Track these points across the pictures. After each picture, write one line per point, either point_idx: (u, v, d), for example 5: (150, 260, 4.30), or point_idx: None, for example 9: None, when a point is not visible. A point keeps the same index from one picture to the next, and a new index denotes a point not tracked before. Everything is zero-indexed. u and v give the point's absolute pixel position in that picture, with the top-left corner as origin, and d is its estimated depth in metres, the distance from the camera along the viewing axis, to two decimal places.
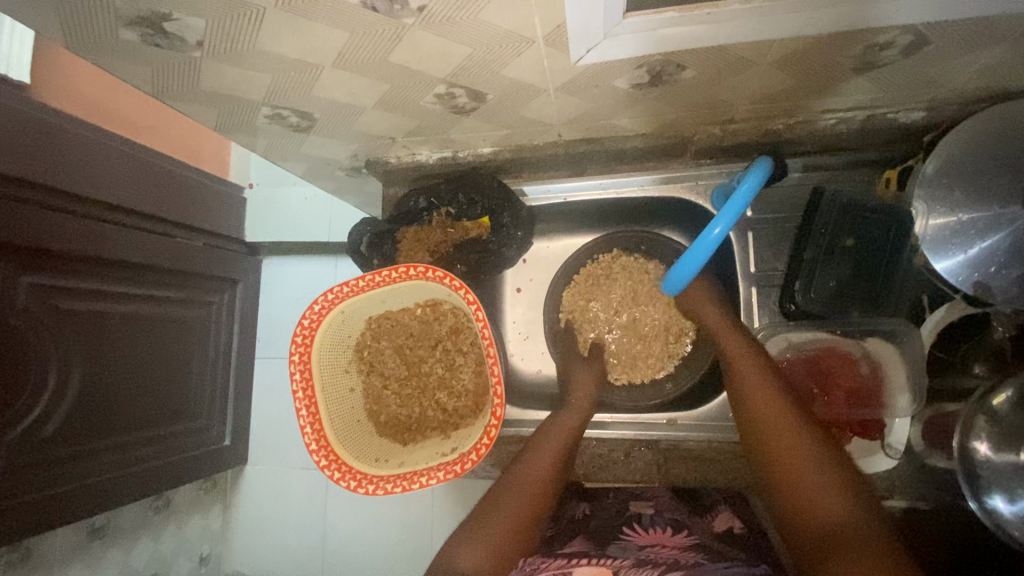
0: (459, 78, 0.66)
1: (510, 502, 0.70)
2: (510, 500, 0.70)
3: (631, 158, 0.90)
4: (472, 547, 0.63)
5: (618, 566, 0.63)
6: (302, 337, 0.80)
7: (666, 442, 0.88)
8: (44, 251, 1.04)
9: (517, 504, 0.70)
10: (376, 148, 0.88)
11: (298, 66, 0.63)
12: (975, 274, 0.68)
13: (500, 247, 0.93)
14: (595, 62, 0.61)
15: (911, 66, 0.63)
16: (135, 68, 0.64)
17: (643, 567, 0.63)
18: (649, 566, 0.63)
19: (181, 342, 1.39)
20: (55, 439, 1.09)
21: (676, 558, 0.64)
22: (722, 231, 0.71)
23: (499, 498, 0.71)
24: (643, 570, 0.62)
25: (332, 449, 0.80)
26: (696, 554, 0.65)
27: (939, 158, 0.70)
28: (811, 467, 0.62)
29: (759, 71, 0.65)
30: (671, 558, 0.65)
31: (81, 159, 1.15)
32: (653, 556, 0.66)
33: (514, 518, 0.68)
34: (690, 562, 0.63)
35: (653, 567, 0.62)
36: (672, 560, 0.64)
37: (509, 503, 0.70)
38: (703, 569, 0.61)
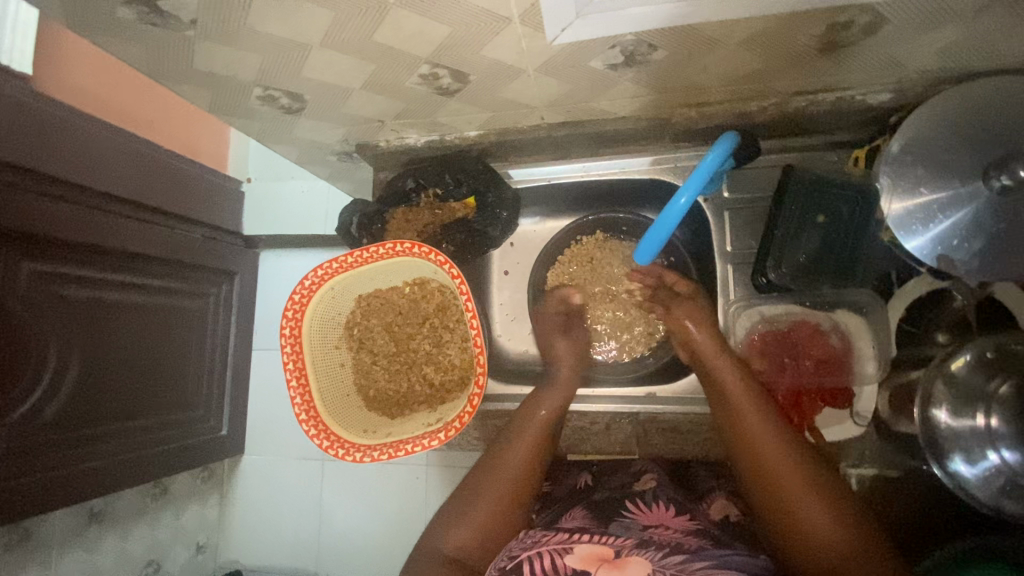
0: (441, 58, 0.69)
1: (493, 488, 0.75)
2: (494, 488, 0.75)
3: (613, 141, 0.93)
4: (459, 529, 0.72)
5: (620, 545, 0.63)
6: (292, 312, 0.83)
7: (645, 414, 0.90)
8: (44, 236, 1.07)
9: (498, 489, 0.75)
10: (366, 131, 0.91)
11: (287, 46, 0.66)
12: (938, 247, 0.72)
13: (484, 227, 0.95)
14: (569, 41, 0.64)
15: (873, 46, 0.66)
16: (133, 48, 0.67)
17: (646, 547, 0.63)
18: (652, 547, 0.63)
19: (179, 331, 1.42)
20: (56, 421, 1.12)
21: (680, 542, 0.65)
22: (688, 199, 0.74)
23: (478, 481, 0.76)
24: (645, 551, 0.62)
25: (321, 419, 0.83)
26: (699, 539, 0.66)
27: (904, 138, 0.73)
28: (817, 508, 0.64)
29: (727, 51, 0.68)
30: (675, 541, 0.65)
31: (82, 149, 1.18)
32: (657, 537, 0.67)
33: (497, 506, 0.74)
34: (693, 547, 0.64)
35: (655, 548, 0.63)
36: (677, 543, 0.65)
37: (491, 489, 0.75)
38: (705, 555, 0.61)
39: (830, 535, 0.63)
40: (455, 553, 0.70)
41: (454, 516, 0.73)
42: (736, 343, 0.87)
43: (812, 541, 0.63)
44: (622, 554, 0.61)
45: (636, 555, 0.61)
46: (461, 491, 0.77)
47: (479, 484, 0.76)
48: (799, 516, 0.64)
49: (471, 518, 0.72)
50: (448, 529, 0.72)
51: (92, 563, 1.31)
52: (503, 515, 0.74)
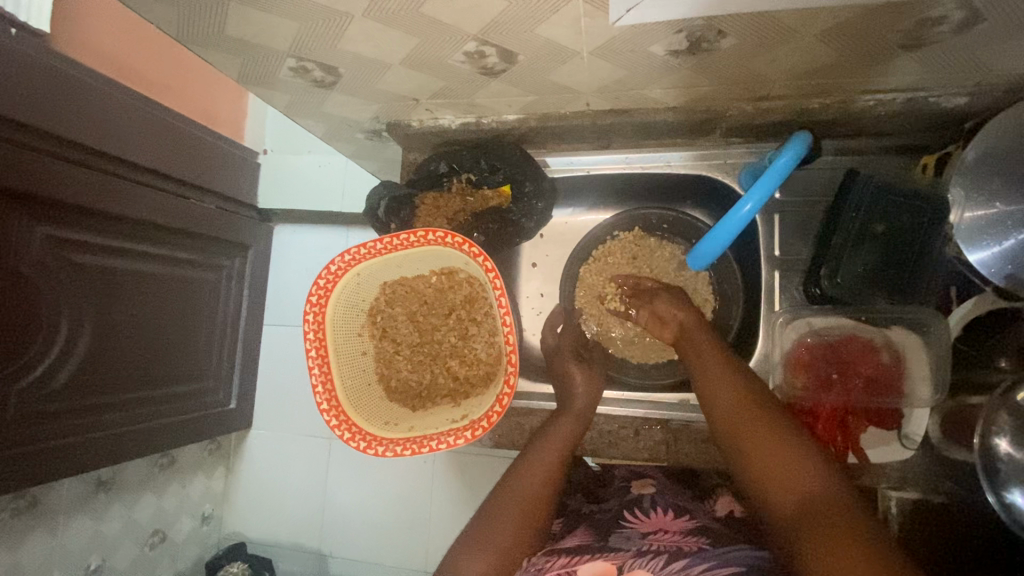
0: (491, 36, 0.64)
1: (508, 513, 0.67)
2: (511, 502, 0.68)
3: (659, 133, 0.88)
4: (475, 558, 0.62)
5: (622, 558, 0.60)
6: (316, 297, 0.80)
7: (678, 421, 0.87)
8: (56, 201, 1.03)
9: (516, 514, 0.67)
10: (400, 109, 0.87)
11: (326, 15, 0.62)
12: (1008, 266, 0.67)
13: (519, 217, 0.91)
14: (632, 23, 0.59)
15: (962, 45, 0.60)
16: (162, 9, 0.62)
17: (646, 557, 0.60)
18: (652, 556, 0.60)
19: (191, 303, 1.39)
20: (64, 390, 1.10)
21: (679, 545, 0.62)
22: (753, 207, 0.69)
23: (495, 502, 0.69)
24: (646, 561, 0.59)
25: (343, 410, 0.80)
26: (698, 539, 0.63)
27: (982, 147, 0.68)
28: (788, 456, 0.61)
29: (800, 42, 0.62)
30: (673, 546, 0.63)
31: (98, 113, 1.14)
32: (656, 544, 0.63)
33: (518, 528, 0.66)
34: (693, 549, 0.61)
35: (654, 557, 0.60)
36: (676, 548, 0.62)
37: (508, 513, 0.67)
38: (702, 557, 0.59)
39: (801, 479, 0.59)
40: None
41: (469, 542, 0.64)
42: (781, 354, 0.83)
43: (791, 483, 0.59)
44: (624, 570, 0.58)
45: (638, 568, 0.58)
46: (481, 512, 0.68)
47: (493, 510, 0.67)
48: (772, 467, 0.61)
49: (488, 547, 0.63)
50: (460, 556, 0.63)
51: (98, 531, 1.31)
52: (519, 539, 0.65)
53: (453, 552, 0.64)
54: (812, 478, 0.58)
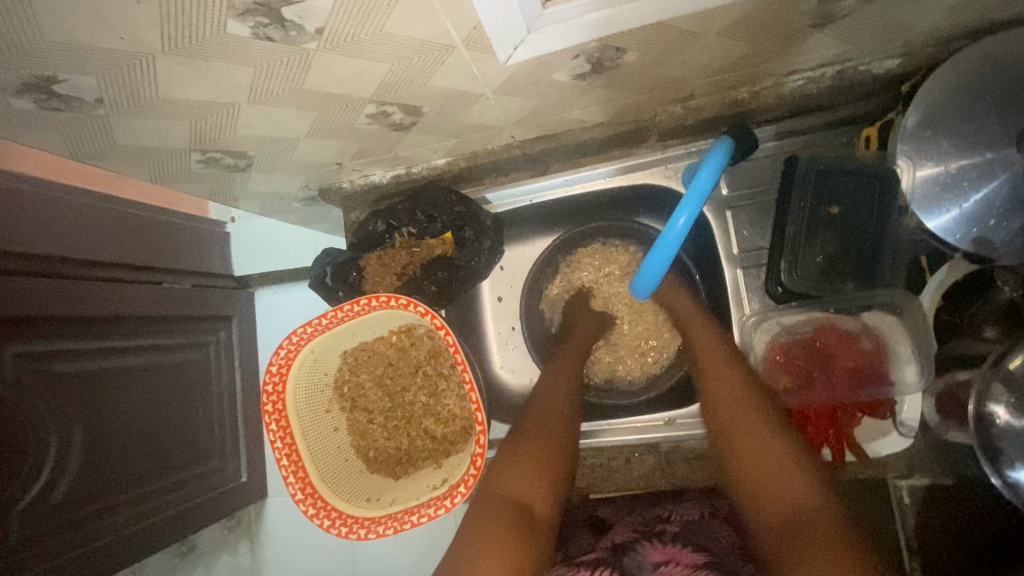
0: (387, 95, 0.61)
1: (542, 429, 0.71)
2: (543, 428, 0.71)
3: (592, 149, 0.85)
4: (522, 473, 0.65)
5: None
6: (272, 384, 0.76)
7: (668, 443, 0.84)
8: (18, 317, 0.97)
9: (546, 432, 0.71)
10: (326, 175, 0.84)
11: (212, 108, 0.59)
12: (973, 229, 0.64)
13: (468, 261, 0.87)
14: (525, 58, 0.56)
15: (874, 13, 0.57)
16: (46, 136, 0.60)
17: None
18: None
19: (186, 387, 1.33)
20: (63, 504, 1.04)
21: None
22: (688, 220, 0.63)
23: (524, 429, 0.72)
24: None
25: (319, 496, 0.76)
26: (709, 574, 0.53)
27: (921, 109, 0.64)
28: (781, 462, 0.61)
29: (707, 42, 0.59)
30: None
31: (50, 216, 1.10)
32: None
33: (546, 443, 0.69)
34: None
35: None
36: None
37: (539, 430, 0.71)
38: None
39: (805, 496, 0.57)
40: (520, 497, 0.63)
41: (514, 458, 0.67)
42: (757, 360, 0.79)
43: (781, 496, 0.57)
44: None
45: None
46: (513, 436, 0.72)
47: (524, 428, 0.72)
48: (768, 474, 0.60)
49: (527, 458, 0.67)
50: (504, 469, 0.66)
51: None
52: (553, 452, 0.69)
53: (497, 466, 0.67)
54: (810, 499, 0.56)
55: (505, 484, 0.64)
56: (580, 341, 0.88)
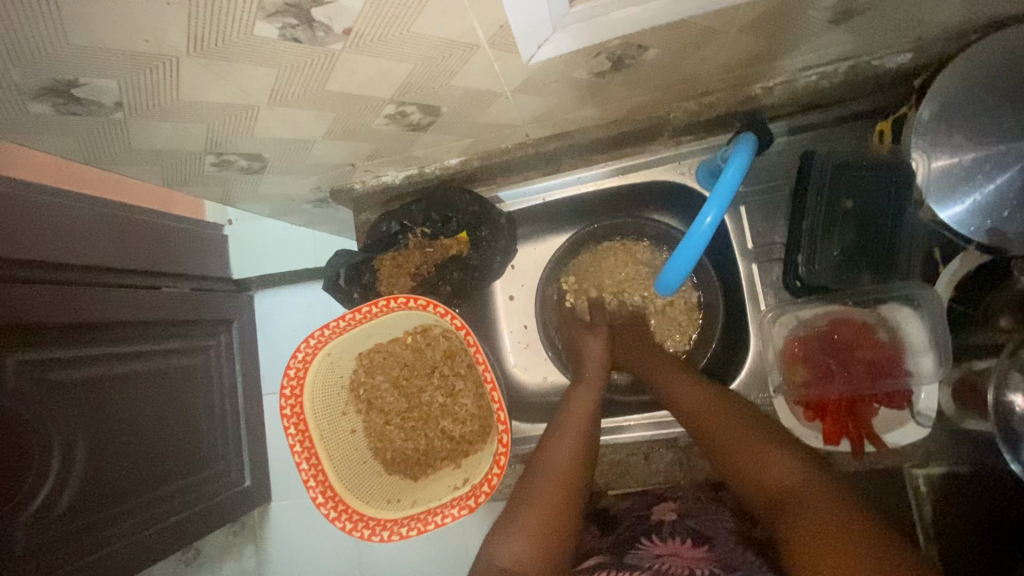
0: (407, 96, 0.61)
1: (544, 496, 0.66)
2: (540, 484, 0.68)
3: (605, 147, 0.85)
4: (511, 540, 0.62)
5: None
6: (290, 388, 0.76)
7: (686, 437, 0.84)
8: (21, 323, 0.94)
9: (548, 496, 0.66)
10: (338, 176, 0.84)
11: (230, 111, 0.58)
12: (987, 221, 0.65)
13: (483, 260, 0.88)
14: (548, 57, 0.56)
15: (894, 8, 0.57)
16: (61, 140, 0.59)
17: None
18: None
19: (191, 393, 1.31)
20: (72, 513, 1.01)
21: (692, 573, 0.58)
22: (714, 219, 0.62)
23: (523, 494, 0.67)
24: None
25: (340, 499, 0.76)
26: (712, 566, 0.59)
27: (935, 104, 0.65)
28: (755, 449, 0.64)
29: (727, 39, 0.59)
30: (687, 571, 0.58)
31: (51, 222, 1.07)
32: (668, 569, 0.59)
33: (550, 504, 0.65)
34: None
35: None
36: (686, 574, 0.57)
37: (542, 497, 0.66)
38: None
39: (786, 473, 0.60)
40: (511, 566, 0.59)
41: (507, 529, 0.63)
42: (775, 352, 0.80)
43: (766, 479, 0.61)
44: None
45: None
46: (514, 504, 0.67)
47: (519, 495, 0.67)
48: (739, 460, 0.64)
49: (526, 526, 0.63)
50: (498, 542, 0.62)
51: None
52: (559, 517, 0.64)
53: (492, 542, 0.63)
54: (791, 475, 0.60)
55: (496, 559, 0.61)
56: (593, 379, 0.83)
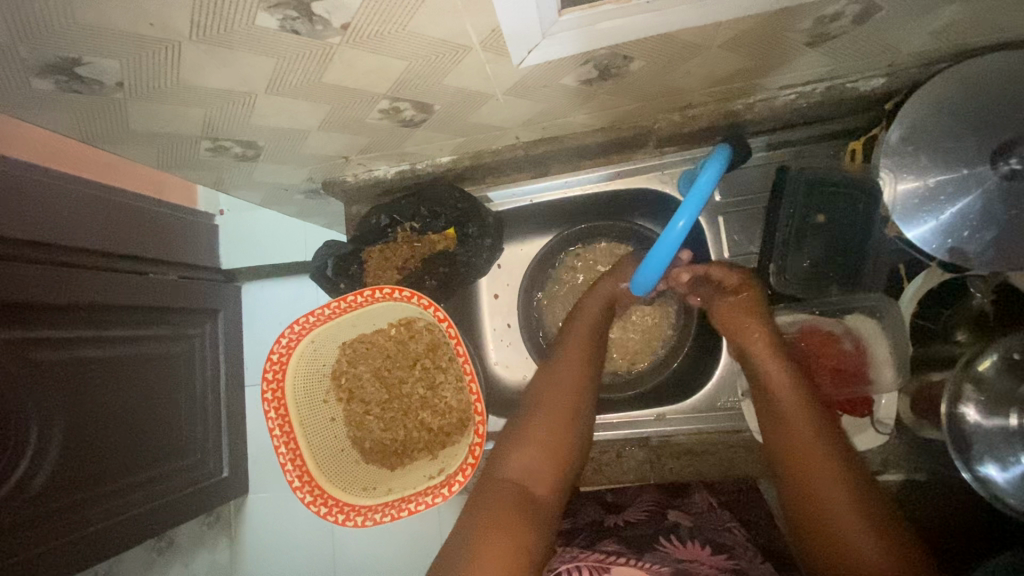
0: (401, 92, 0.64)
1: (549, 411, 0.75)
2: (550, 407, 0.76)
3: (592, 153, 0.88)
4: (524, 453, 0.72)
5: None
6: (272, 373, 0.77)
7: (658, 438, 0.87)
8: (9, 302, 0.95)
9: (556, 413, 0.75)
10: (331, 168, 0.86)
11: (230, 97, 0.60)
12: (948, 240, 0.69)
13: (469, 257, 0.90)
14: (538, 62, 0.59)
15: (866, 33, 0.60)
16: (60, 117, 0.61)
17: None
18: None
19: (173, 379, 1.31)
20: (45, 493, 1.01)
21: None
22: (687, 223, 0.65)
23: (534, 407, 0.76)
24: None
25: (316, 484, 0.77)
26: None
27: (903, 127, 0.68)
28: (852, 515, 0.59)
29: (710, 54, 0.62)
30: None
31: (41, 205, 1.07)
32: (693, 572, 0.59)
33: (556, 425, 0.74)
34: None
35: None
36: None
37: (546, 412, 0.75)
38: None
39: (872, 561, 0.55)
40: (524, 484, 0.69)
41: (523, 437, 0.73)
42: None
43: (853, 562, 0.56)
44: None
45: None
46: (524, 412, 0.77)
47: (534, 407, 0.76)
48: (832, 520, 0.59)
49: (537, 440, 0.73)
50: (512, 451, 0.72)
51: None
52: (564, 434, 0.74)
53: (505, 446, 0.74)
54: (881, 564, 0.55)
55: (507, 466, 0.71)
56: (593, 312, 0.86)
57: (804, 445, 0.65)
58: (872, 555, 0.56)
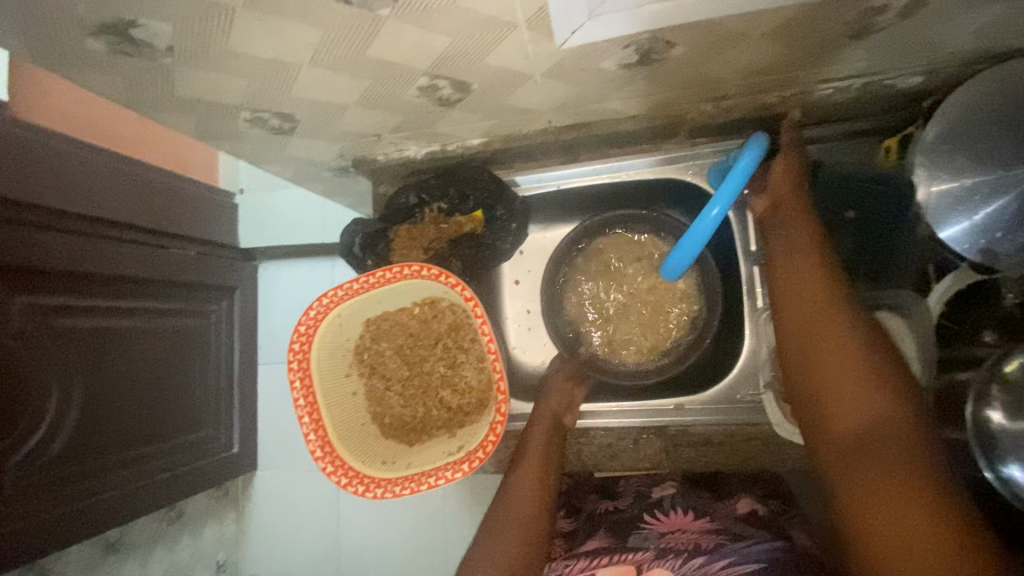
0: (442, 70, 0.64)
1: (517, 505, 0.72)
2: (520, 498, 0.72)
3: (622, 141, 0.88)
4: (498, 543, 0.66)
5: (640, 560, 0.64)
6: (299, 344, 0.79)
7: (675, 427, 0.90)
8: (29, 267, 0.96)
9: (524, 502, 0.72)
10: (363, 146, 0.87)
11: (273, 67, 0.61)
12: (981, 240, 0.69)
13: (494, 240, 0.90)
14: (580, 44, 0.59)
15: (909, 28, 0.60)
16: (107, 79, 0.62)
17: (665, 557, 0.64)
18: (671, 555, 0.63)
19: (190, 353, 1.33)
20: (63, 457, 1.03)
21: (697, 543, 0.65)
22: (721, 211, 0.67)
23: (504, 504, 0.72)
24: (665, 561, 0.62)
25: (338, 454, 0.79)
26: (716, 537, 0.66)
27: (941, 125, 0.68)
28: (847, 361, 0.57)
29: (751, 43, 0.62)
30: (691, 544, 0.66)
31: (70, 175, 1.09)
32: (674, 543, 0.67)
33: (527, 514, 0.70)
34: (709, 547, 0.64)
35: (674, 556, 0.63)
36: (693, 546, 0.65)
37: (516, 505, 0.71)
38: (725, 552, 0.62)
39: (862, 405, 0.54)
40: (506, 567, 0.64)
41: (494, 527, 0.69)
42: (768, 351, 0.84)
43: (845, 407, 0.55)
44: (643, 569, 0.62)
45: (657, 567, 0.61)
46: (494, 506, 0.73)
47: (502, 505, 0.72)
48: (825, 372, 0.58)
49: (509, 529, 0.68)
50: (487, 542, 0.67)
51: None
52: (536, 524, 0.70)
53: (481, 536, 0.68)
54: (874, 406, 0.54)
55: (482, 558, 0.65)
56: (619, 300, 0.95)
57: (806, 296, 0.64)
58: (869, 401, 0.54)
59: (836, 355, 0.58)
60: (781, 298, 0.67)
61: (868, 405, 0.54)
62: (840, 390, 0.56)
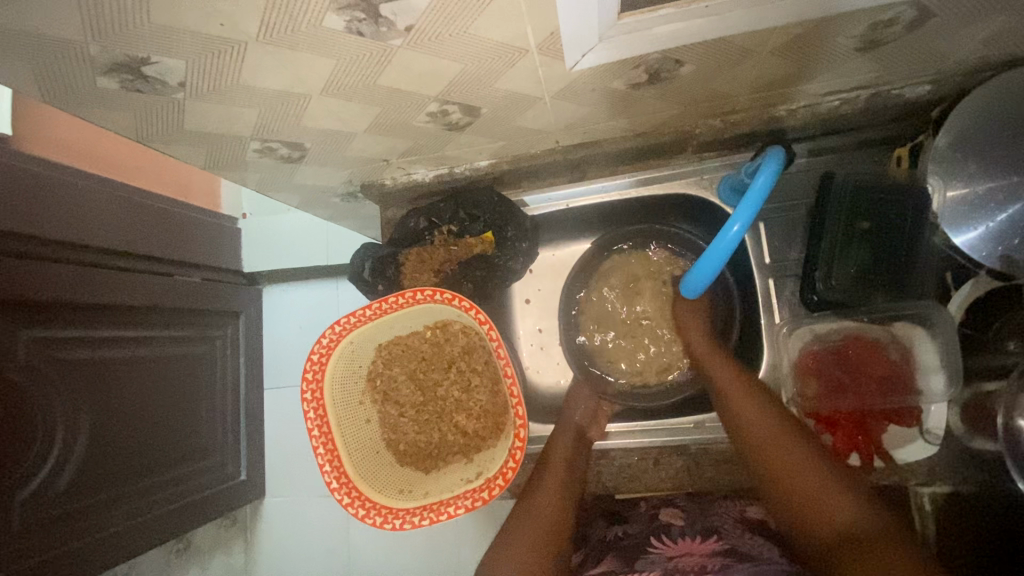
0: (451, 95, 0.64)
1: (531, 523, 0.72)
2: (535, 518, 0.72)
3: (630, 158, 0.88)
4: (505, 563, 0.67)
5: None
6: (312, 373, 0.78)
7: (696, 446, 0.87)
8: (37, 300, 0.95)
9: (538, 522, 0.72)
10: (371, 171, 0.86)
11: (283, 97, 0.61)
12: (999, 247, 0.68)
13: (505, 261, 0.90)
14: (590, 66, 0.59)
15: (917, 40, 0.60)
16: (118, 116, 0.62)
17: None
18: None
19: (196, 381, 1.32)
20: (70, 493, 1.01)
21: (703, 565, 0.61)
22: (741, 228, 0.65)
23: (518, 525, 0.72)
24: None
25: (354, 485, 0.77)
26: (722, 559, 0.61)
27: (951, 134, 0.68)
28: (802, 463, 0.67)
29: (760, 59, 0.62)
30: (698, 564, 0.61)
31: (73, 206, 1.08)
32: (680, 565, 0.62)
33: (538, 531, 0.71)
34: (715, 568, 0.59)
35: None
36: (697, 567, 0.60)
37: (528, 525, 0.71)
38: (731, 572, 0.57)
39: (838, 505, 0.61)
40: None
41: (504, 547, 0.69)
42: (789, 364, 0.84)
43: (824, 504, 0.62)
44: None
45: None
46: (507, 526, 0.73)
47: (515, 523, 0.73)
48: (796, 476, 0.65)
49: (518, 549, 0.68)
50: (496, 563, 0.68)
51: None
52: (547, 543, 0.70)
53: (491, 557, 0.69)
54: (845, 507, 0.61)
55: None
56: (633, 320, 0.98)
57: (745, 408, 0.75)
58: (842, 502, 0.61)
59: (794, 457, 0.67)
60: (724, 407, 0.78)
61: (839, 506, 0.61)
62: (814, 500, 0.63)
